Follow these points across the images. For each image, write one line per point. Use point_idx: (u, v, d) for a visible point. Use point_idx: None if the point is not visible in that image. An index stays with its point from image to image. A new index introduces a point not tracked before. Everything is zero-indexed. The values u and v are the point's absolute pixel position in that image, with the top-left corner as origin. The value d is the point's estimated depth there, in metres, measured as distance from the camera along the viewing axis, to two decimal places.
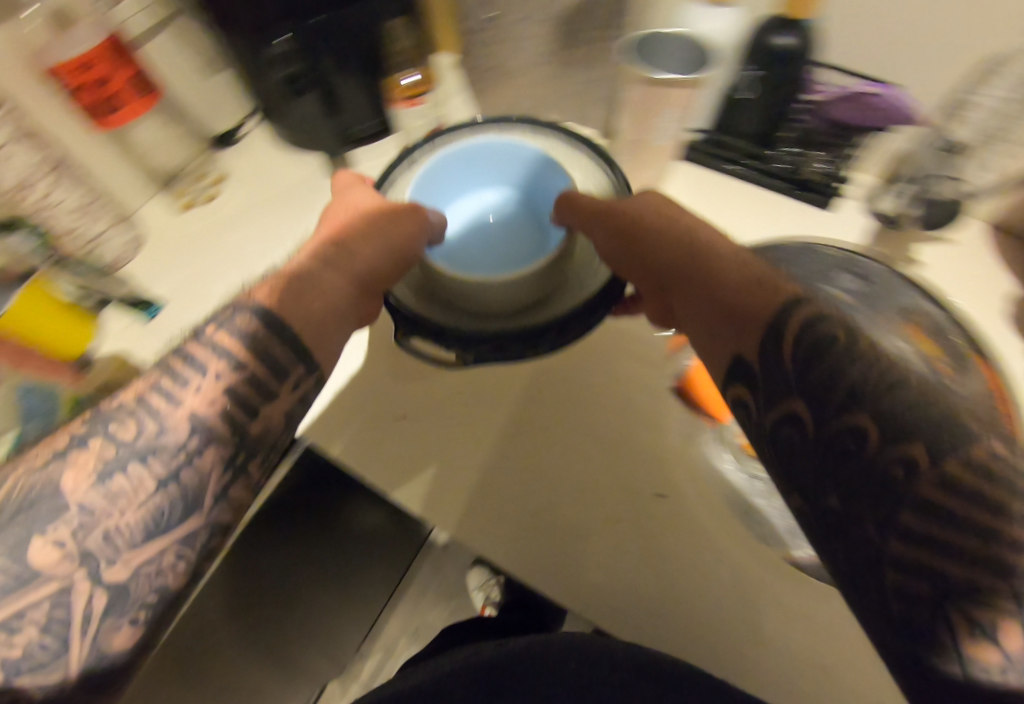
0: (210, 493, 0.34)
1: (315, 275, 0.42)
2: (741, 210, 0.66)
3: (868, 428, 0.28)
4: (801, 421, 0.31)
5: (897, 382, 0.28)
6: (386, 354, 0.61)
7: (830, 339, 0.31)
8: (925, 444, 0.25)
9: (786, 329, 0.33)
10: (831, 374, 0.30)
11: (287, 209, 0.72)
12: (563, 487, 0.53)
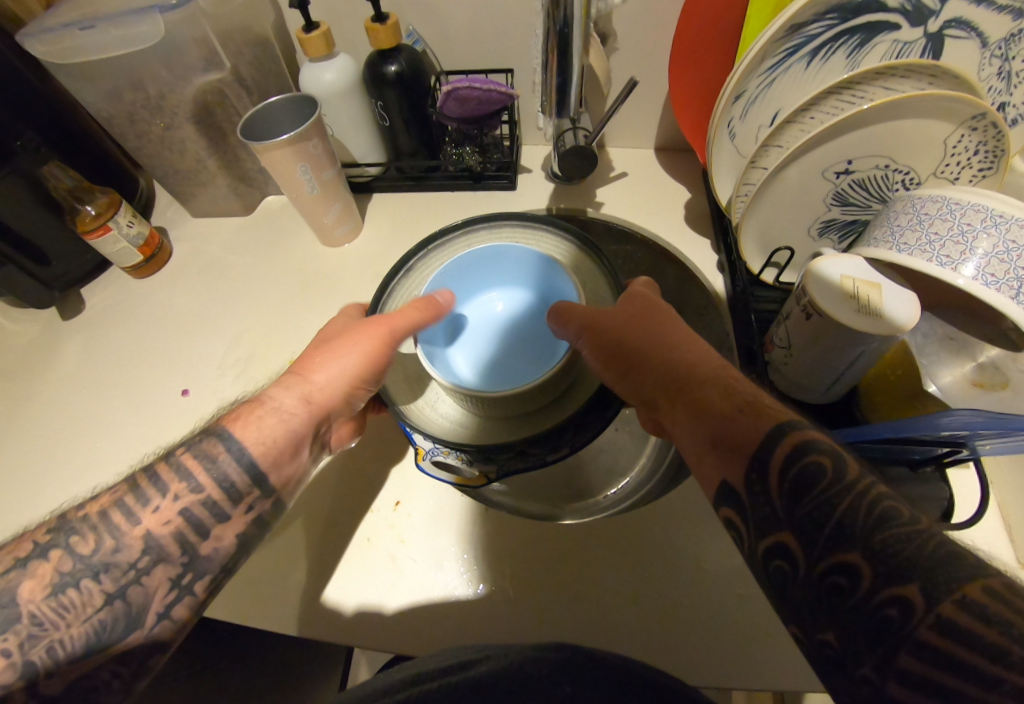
0: (154, 612, 0.32)
1: (277, 403, 0.40)
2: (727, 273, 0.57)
3: (859, 565, 0.24)
4: (791, 553, 0.27)
5: (885, 516, 0.25)
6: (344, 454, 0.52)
7: (817, 472, 0.27)
8: (921, 585, 0.22)
9: (774, 455, 0.29)
10: (825, 509, 0.26)
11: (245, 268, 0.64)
12: (537, 576, 0.43)
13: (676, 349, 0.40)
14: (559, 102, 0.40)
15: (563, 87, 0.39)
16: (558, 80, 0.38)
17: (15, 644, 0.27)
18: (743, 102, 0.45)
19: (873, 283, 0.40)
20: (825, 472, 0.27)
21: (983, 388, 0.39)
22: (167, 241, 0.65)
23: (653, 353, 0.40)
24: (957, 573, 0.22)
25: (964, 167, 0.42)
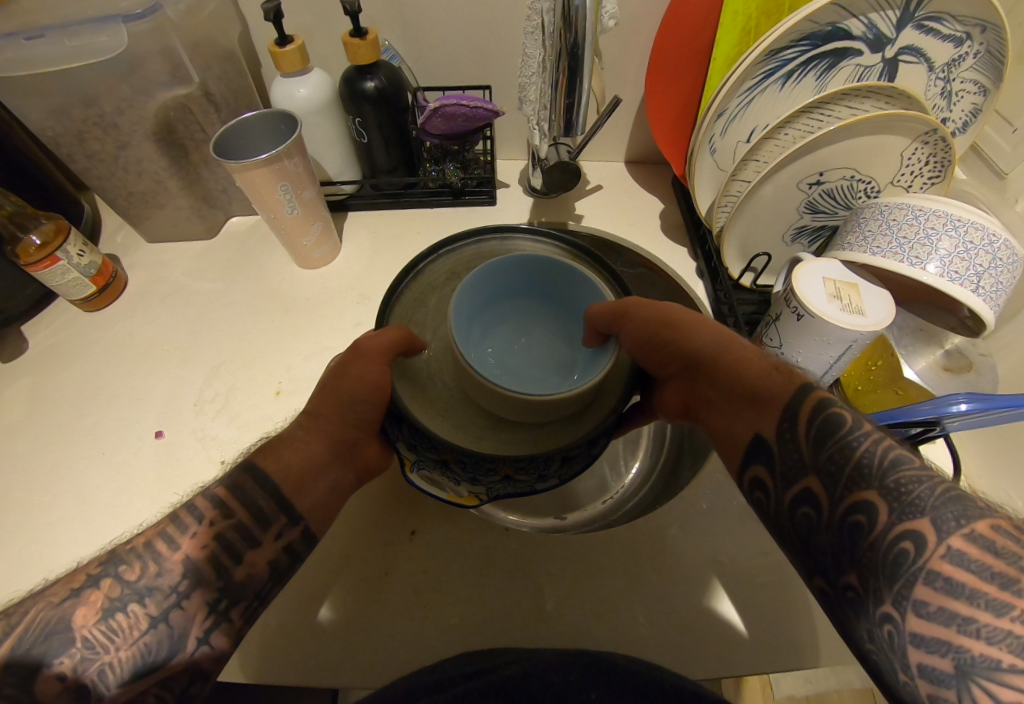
0: (194, 639, 0.30)
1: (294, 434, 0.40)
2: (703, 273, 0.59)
3: (877, 504, 0.26)
4: (818, 502, 0.29)
5: (897, 463, 0.26)
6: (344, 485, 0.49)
7: (836, 423, 0.30)
8: (932, 517, 0.24)
9: (805, 410, 0.32)
10: (843, 453, 0.28)
11: (210, 300, 0.59)
12: (525, 582, 0.45)
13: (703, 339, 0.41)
14: (564, 120, 0.42)
15: (568, 107, 0.40)
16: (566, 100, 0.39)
17: (69, 669, 0.26)
18: (725, 119, 0.48)
19: (851, 284, 0.44)
20: (847, 421, 0.29)
21: (950, 372, 0.47)
22: (121, 269, 0.60)
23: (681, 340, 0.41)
24: (970, 510, 0.23)
25: (916, 178, 0.48)
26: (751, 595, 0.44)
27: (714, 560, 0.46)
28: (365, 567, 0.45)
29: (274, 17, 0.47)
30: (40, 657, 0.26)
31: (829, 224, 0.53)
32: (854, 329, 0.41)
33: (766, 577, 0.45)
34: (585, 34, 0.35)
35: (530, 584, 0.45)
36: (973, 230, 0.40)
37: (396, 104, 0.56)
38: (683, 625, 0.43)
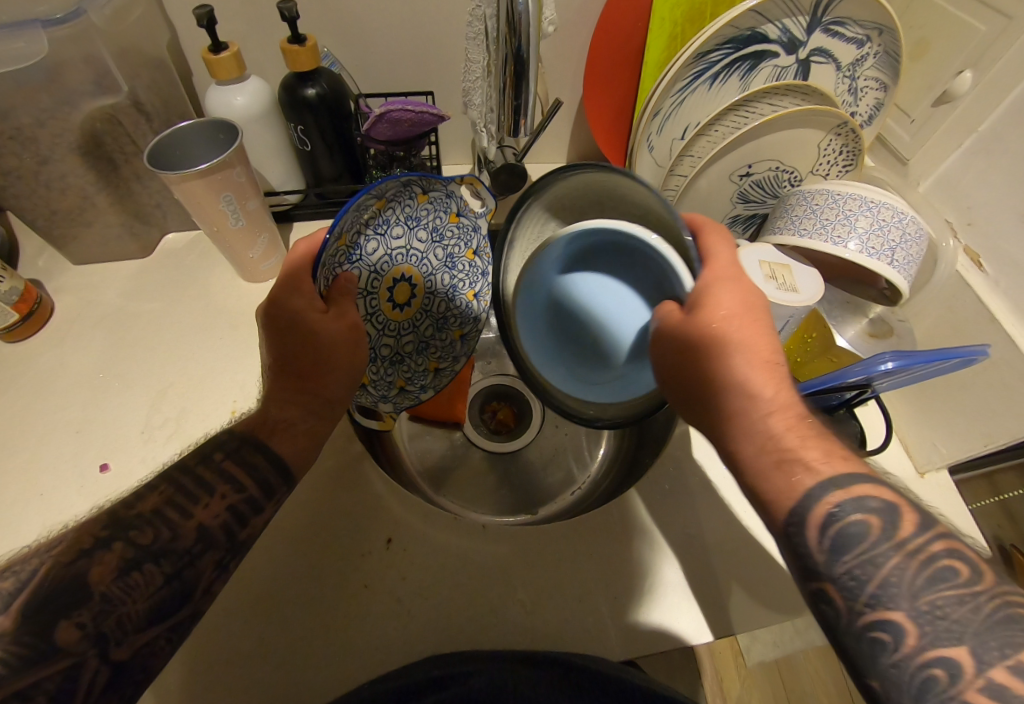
0: (202, 588, 0.31)
1: (286, 411, 0.38)
2: None
3: (897, 623, 0.24)
4: (836, 606, 0.26)
5: (935, 576, 0.24)
6: (316, 502, 0.47)
7: (859, 530, 0.26)
8: (968, 646, 0.22)
9: (825, 505, 0.27)
10: (867, 569, 0.25)
11: (151, 320, 0.55)
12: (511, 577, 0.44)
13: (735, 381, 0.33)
14: (511, 122, 0.43)
15: (515, 110, 0.41)
16: (514, 103, 0.41)
17: (89, 618, 0.26)
18: (660, 118, 0.51)
19: (784, 265, 0.47)
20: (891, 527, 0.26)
21: (873, 337, 0.51)
22: (46, 295, 0.55)
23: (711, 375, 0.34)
24: (1019, 642, 0.22)
25: (832, 167, 0.53)
26: (729, 565, 0.46)
27: (692, 535, 0.47)
28: (338, 584, 0.43)
29: (207, 24, 0.45)
30: (53, 613, 0.26)
31: (757, 213, 0.58)
32: (791, 304, 0.45)
33: (737, 546, 0.47)
34: (528, 39, 0.36)
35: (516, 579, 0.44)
36: (885, 209, 0.45)
37: (340, 111, 0.56)
38: (668, 601, 0.44)
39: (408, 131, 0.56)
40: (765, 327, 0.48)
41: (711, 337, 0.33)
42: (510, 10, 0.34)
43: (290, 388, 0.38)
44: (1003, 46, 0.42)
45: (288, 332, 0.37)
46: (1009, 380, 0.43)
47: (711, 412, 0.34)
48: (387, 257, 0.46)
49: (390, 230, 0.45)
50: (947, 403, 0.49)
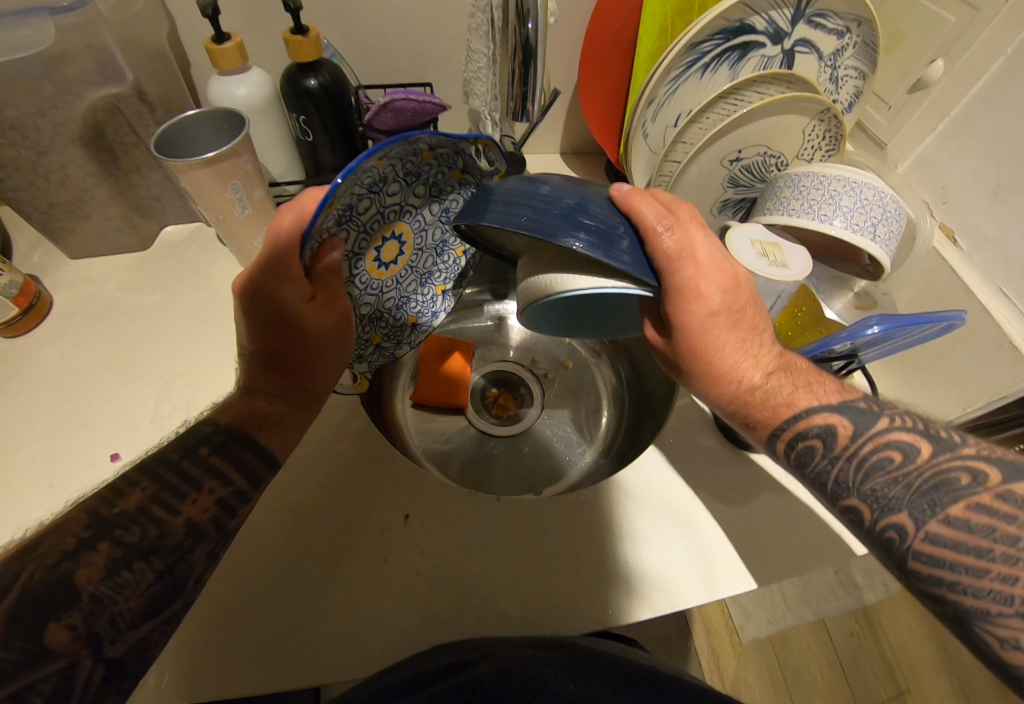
0: (194, 578, 0.32)
1: (274, 397, 0.39)
2: None
3: (859, 507, 0.32)
4: (821, 499, 0.35)
5: (872, 465, 0.32)
6: (331, 482, 0.47)
7: (813, 448, 0.34)
8: (908, 511, 0.30)
9: (778, 443, 0.36)
10: (822, 475, 0.34)
11: (153, 311, 0.55)
12: (532, 555, 0.45)
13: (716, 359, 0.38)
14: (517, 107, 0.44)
15: (522, 96, 0.43)
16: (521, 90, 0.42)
17: (80, 618, 0.28)
18: (654, 106, 0.53)
19: (774, 244, 0.50)
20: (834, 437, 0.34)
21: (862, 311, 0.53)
22: (44, 289, 0.54)
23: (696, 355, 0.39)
24: (941, 499, 0.29)
25: (816, 151, 0.56)
26: (740, 530, 0.47)
27: (703, 504, 0.49)
28: (356, 561, 0.43)
29: (212, 13, 0.46)
30: (45, 614, 0.27)
31: (748, 195, 0.60)
32: (782, 279, 0.47)
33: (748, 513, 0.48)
34: (537, 25, 0.37)
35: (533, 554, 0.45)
36: (867, 189, 0.48)
37: (342, 102, 0.57)
38: (685, 572, 0.45)
39: (411, 120, 0.56)
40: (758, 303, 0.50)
41: (689, 337, 0.37)
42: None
43: (277, 380, 0.39)
44: (973, 34, 0.45)
45: (273, 330, 0.37)
46: (985, 344, 0.47)
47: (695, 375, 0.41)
48: (379, 214, 0.44)
49: (385, 188, 0.43)
50: (930, 370, 0.52)
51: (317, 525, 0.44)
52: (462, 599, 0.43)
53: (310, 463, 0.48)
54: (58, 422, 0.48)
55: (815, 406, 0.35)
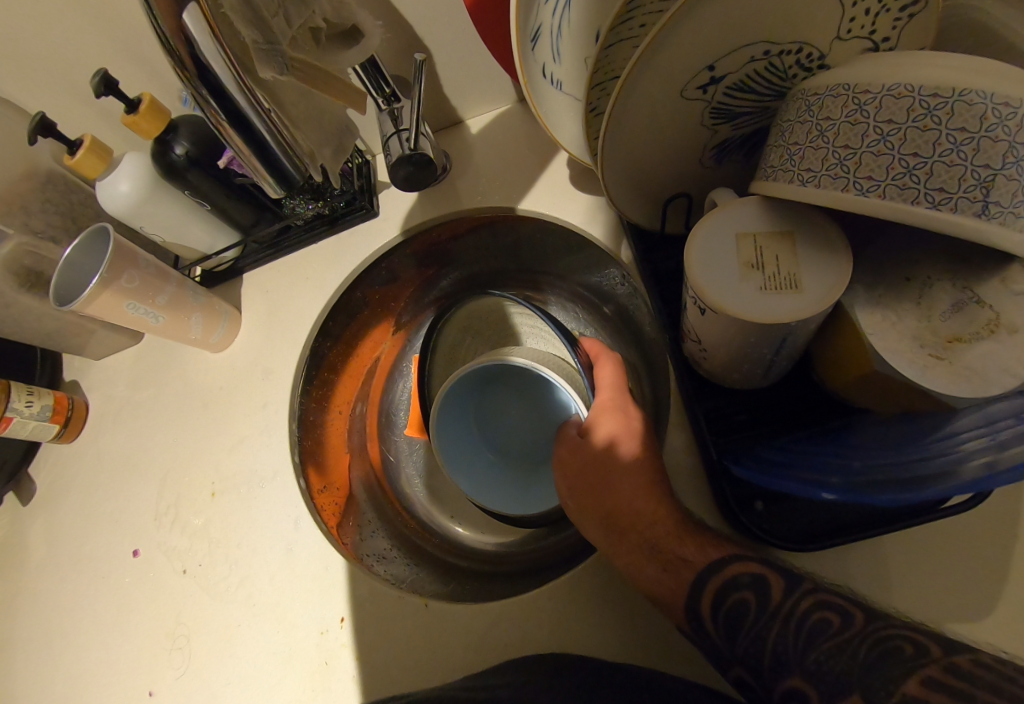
0: None
1: None
2: (616, 242, 0.51)
3: (804, 690, 0.26)
4: (749, 685, 0.30)
5: (814, 629, 0.28)
6: (290, 577, 0.49)
7: (746, 604, 0.31)
8: (861, 694, 0.24)
9: (707, 593, 0.32)
10: (759, 647, 0.29)
11: (148, 412, 0.60)
12: (465, 644, 0.42)
13: (635, 504, 0.38)
14: (263, 163, 0.32)
15: (257, 147, 0.30)
16: (248, 146, 0.30)
17: None
18: (547, 37, 0.34)
19: (780, 239, 0.30)
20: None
21: (964, 343, 0.26)
22: (81, 397, 0.64)
23: (620, 493, 0.39)
24: (893, 674, 0.24)
25: (879, 12, 0.30)
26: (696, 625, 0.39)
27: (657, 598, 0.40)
28: (304, 660, 0.45)
29: (41, 129, 0.44)
30: None
31: (760, 122, 0.37)
32: (786, 317, 0.28)
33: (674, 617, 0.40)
34: (224, 76, 0.24)
35: (486, 636, 0.42)
36: (962, 105, 0.22)
37: (212, 156, 0.50)
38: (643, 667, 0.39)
39: None
40: (760, 343, 0.31)
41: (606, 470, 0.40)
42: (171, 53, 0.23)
43: None
44: None
45: None
46: None
47: (613, 515, 0.38)
48: None
49: None
50: None
51: (274, 624, 0.47)
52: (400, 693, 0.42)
53: (269, 555, 0.50)
54: (100, 523, 0.57)
55: (740, 555, 0.33)
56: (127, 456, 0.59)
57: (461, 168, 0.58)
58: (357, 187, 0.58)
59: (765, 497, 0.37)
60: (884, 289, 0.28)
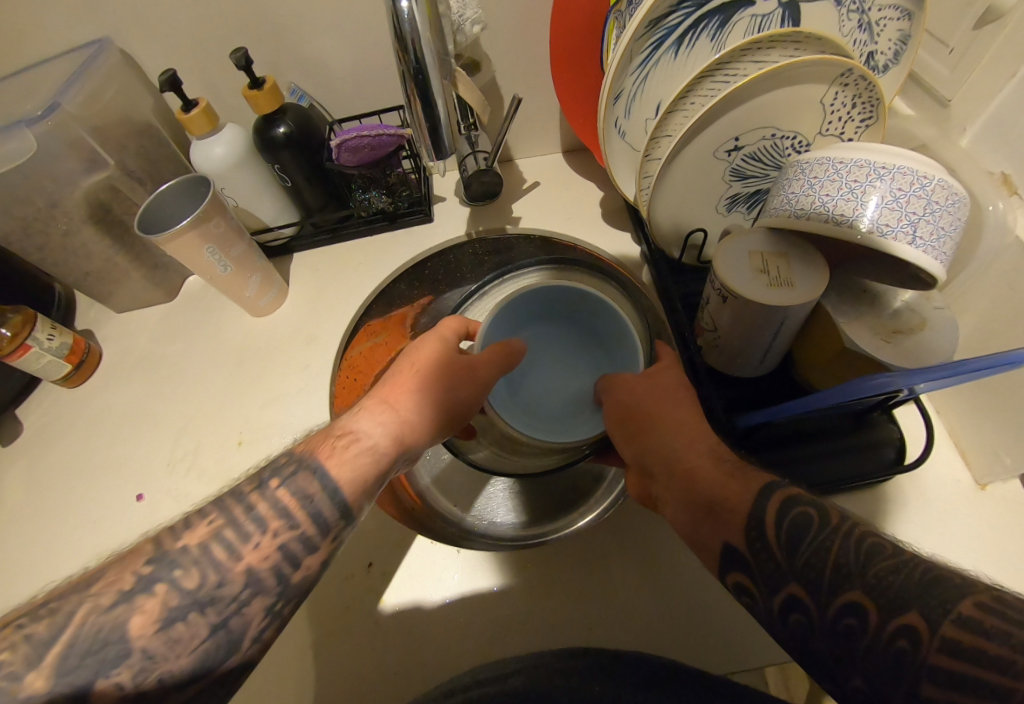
0: (249, 637, 0.29)
1: None
2: (637, 267, 0.62)
3: (862, 605, 0.26)
4: (804, 606, 0.28)
5: (872, 549, 0.27)
6: None
7: (807, 516, 0.30)
8: (919, 610, 0.24)
9: (769, 507, 0.31)
10: (819, 558, 0.28)
11: (173, 365, 0.61)
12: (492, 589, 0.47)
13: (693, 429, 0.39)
14: (429, 141, 0.39)
15: (432, 132, 0.38)
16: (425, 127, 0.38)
17: (128, 678, 0.25)
18: (624, 101, 0.47)
19: (779, 254, 0.41)
20: (289, 579, 0.31)
21: (902, 335, 0.38)
22: (95, 344, 0.63)
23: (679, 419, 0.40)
24: (946, 595, 0.24)
25: (847, 123, 0.45)
26: (700, 588, 0.46)
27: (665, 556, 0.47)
28: (328, 604, 0.47)
29: (171, 87, 0.49)
30: (95, 667, 0.25)
31: (764, 185, 0.51)
32: (787, 304, 0.38)
33: (679, 571, 0.47)
34: (422, 50, 0.34)
35: (513, 582, 0.47)
36: (900, 175, 0.36)
37: (309, 140, 0.57)
38: (655, 612, 0.45)
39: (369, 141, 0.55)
40: (768, 327, 0.41)
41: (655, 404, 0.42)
42: (396, 23, 0.33)
43: None
44: None
45: None
46: None
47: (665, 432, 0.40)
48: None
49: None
50: (1000, 405, 0.41)
51: None
52: (426, 635, 0.45)
53: None
54: (99, 470, 0.55)
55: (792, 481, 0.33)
56: (140, 405, 0.59)
57: (510, 192, 0.69)
58: (419, 192, 0.67)
59: (763, 459, 0.46)
60: (851, 298, 0.40)
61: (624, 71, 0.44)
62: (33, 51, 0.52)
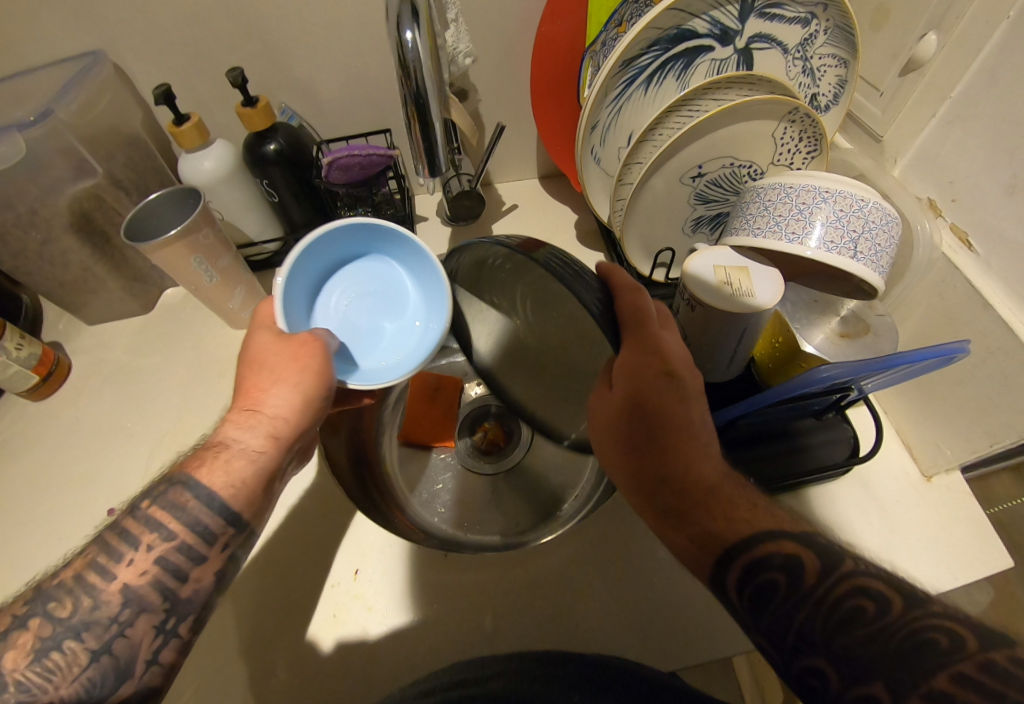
0: (142, 659, 0.30)
1: None
2: None
3: (826, 669, 0.28)
4: (767, 652, 0.31)
5: (850, 614, 0.28)
6: (299, 540, 0.50)
7: (775, 583, 0.30)
8: (885, 683, 0.26)
9: (733, 571, 0.32)
10: (784, 624, 0.30)
11: (148, 376, 0.60)
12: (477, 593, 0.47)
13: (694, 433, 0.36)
14: (425, 158, 0.42)
15: (428, 149, 0.41)
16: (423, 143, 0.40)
17: None
18: (600, 130, 0.52)
19: (740, 269, 0.43)
20: (177, 594, 0.32)
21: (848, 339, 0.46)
22: (64, 355, 0.61)
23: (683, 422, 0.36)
24: (919, 666, 0.25)
25: (795, 156, 0.50)
26: (679, 581, 0.48)
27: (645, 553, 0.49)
28: (312, 616, 0.46)
29: (166, 100, 0.50)
30: None
31: (724, 208, 0.56)
32: (747, 314, 0.42)
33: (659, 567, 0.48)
34: (423, 77, 0.36)
35: (499, 585, 0.48)
36: (841, 199, 0.41)
37: (299, 157, 0.59)
38: (639, 611, 0.46)
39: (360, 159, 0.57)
40: (735, 335, 0.45)
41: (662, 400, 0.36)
42: (400, 52, 0.35)
43: None
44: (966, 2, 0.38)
45: None
46: (982, 379, 0.41)
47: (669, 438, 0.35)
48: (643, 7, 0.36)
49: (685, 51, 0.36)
50: (937, 402, 0.46)
51: (279, 585, 0.47)
52: (413, 642, 0.45)
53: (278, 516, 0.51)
54: (64, 485, 0.53)
55: (772, 533, 0.32)
56: (112, 419, 0.57)
57: (491, 212, 0.73)
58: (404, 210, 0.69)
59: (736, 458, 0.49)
60: None
61: (603, 102, 0.49)
62: (20, 61, 0.52)
